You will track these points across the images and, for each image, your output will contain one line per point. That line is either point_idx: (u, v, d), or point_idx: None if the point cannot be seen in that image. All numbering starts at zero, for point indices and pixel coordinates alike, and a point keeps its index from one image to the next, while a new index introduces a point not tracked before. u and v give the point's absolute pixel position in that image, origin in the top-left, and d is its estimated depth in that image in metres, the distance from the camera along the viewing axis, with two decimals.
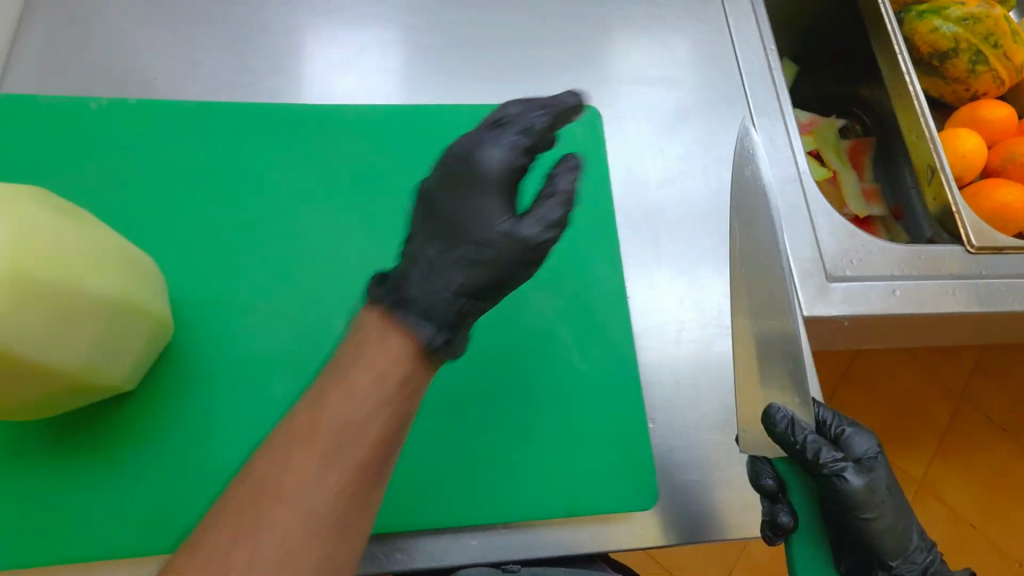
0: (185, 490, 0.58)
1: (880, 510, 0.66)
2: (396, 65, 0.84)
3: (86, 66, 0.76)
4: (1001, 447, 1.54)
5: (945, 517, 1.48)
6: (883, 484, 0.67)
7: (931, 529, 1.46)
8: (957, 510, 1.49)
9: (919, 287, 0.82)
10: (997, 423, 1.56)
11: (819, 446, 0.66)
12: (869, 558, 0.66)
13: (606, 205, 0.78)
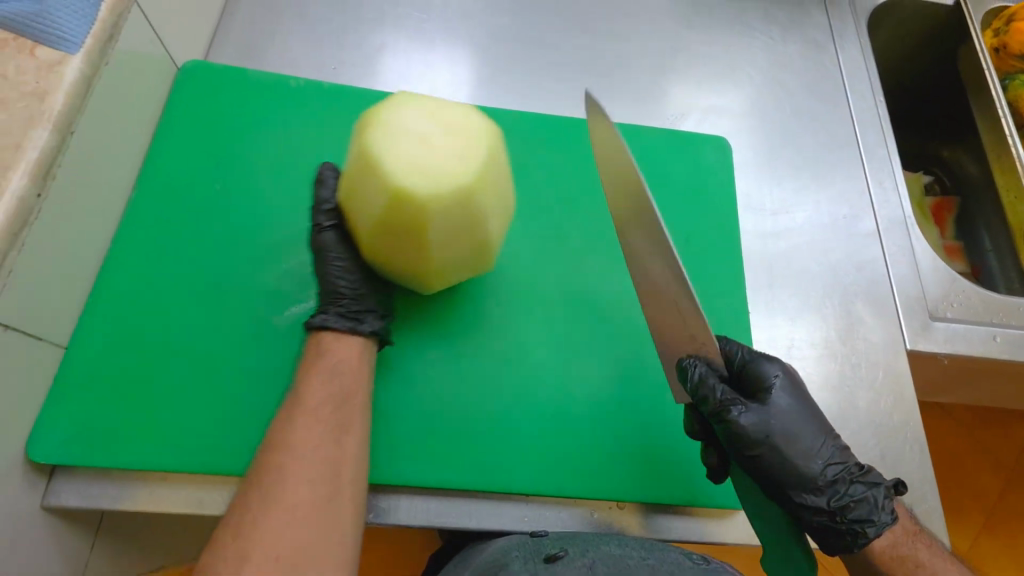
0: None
1: (777, 436, 0.61)
2: (538, 79, 0.93)
3: (280, 51, 0.87)
4: None
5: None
6: (773, 407, 0.62)
7: None
8: None
9: (1019, 337, 0.84)
10: None
11: (707, 384, 0.61)
12: (785, 495, 0.61)
13: (732, 225, 0.80)
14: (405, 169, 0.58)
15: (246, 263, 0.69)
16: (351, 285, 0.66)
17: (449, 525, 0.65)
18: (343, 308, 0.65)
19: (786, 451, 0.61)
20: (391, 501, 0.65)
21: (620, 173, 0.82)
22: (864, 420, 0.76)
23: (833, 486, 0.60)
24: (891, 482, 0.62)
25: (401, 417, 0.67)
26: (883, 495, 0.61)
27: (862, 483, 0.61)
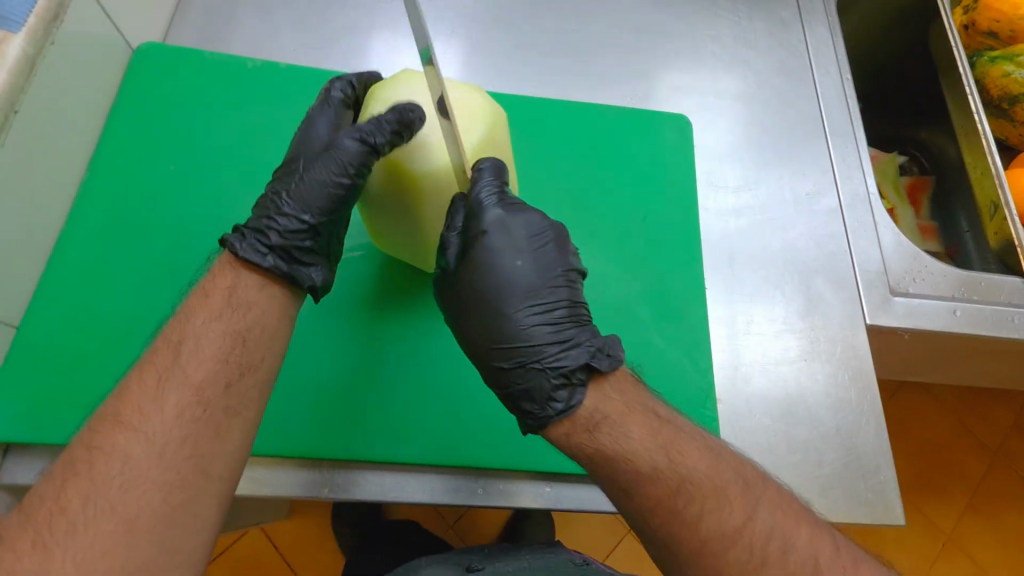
0: (304, 405, 0.67)
1: (489, 313, 0.59)
2: (500, 58, 0.93)
3: (239, 33, 0.87)
4: None
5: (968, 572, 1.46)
6: (496, 283, 0.59)
7: None
8: (981, 565, 1.47)
9: (980, 310, 0.85)
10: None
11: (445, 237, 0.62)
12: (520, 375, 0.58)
13: (691, 202, 0.78)
14: (411, 152, 0.60)
15: (201, 243, 0.69)
16: (325, 203, 0.60)
17: (404, 499, 0.66)
18: (294, 214, 0.60)
19: (511, 336, 0.58)
20: (347, 476, 0.66)
21: (579, 152, 0.79)
22: (821, 392, 0.77)
23: (513, 362, 0.58)
24: (570, 373, 0.56)
25: (353, 391, 0.69)
26: (551, 383, 0.57)
27: (529, 365, 0.58)
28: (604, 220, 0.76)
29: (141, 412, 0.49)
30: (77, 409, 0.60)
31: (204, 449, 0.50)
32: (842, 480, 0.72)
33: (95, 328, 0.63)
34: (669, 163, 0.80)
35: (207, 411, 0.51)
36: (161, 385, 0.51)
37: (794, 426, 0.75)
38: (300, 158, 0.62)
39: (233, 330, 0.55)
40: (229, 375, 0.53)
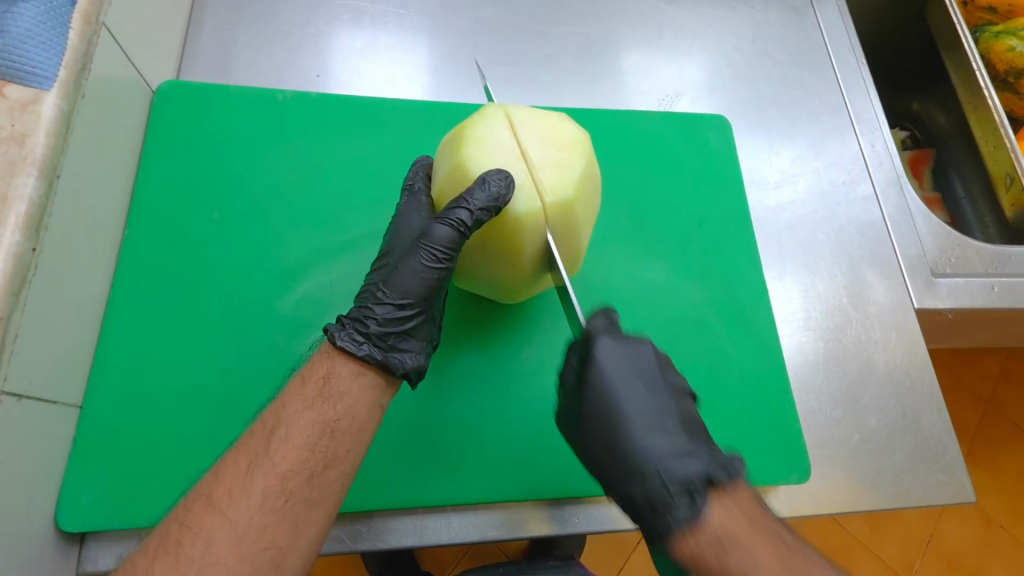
0: (382, 451, 0.63)
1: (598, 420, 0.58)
2: (527, 68, 0.90)
3: (256, 62, 0.82)
4: None
5: (977, 520, 1.53)
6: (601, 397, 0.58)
7: (963, 532, 1.51)
8: (990, 514, 1.54)
9: (1014, 284, 0.87)
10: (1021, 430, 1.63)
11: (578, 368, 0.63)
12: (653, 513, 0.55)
13: (742, 205, 0.80)
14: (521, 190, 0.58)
15: (256, 291, 0.66)
16: (421, 288, 0.58)
17: (500, 535, 0.63)
18: (391, 299, 0.58)
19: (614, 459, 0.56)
20: (439, 520, 0.63)
21: (627, 162, 0.80)
22: (880, 381, 0.78)
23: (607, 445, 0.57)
24: (692, 484, 0.52)
25: (427, 432, 0.65)
26: None
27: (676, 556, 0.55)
28: (660, 228, 0.78)
29: (232, 493, 0.46)
30: (159, 483, 0.58)
31: (285, 539, 0.46)
32: (911, 466, 0.74)
33: (164, 396, 0.61)
34: (716, 167, 0.82)
35: (288, 501, 0.47)
36: (250, 469, 0.47)
37: (861, 416, 0.76)
38: (395, 249, 0.61)
39: (324, 419, 0.50)
40: (314, 463, 0.48)
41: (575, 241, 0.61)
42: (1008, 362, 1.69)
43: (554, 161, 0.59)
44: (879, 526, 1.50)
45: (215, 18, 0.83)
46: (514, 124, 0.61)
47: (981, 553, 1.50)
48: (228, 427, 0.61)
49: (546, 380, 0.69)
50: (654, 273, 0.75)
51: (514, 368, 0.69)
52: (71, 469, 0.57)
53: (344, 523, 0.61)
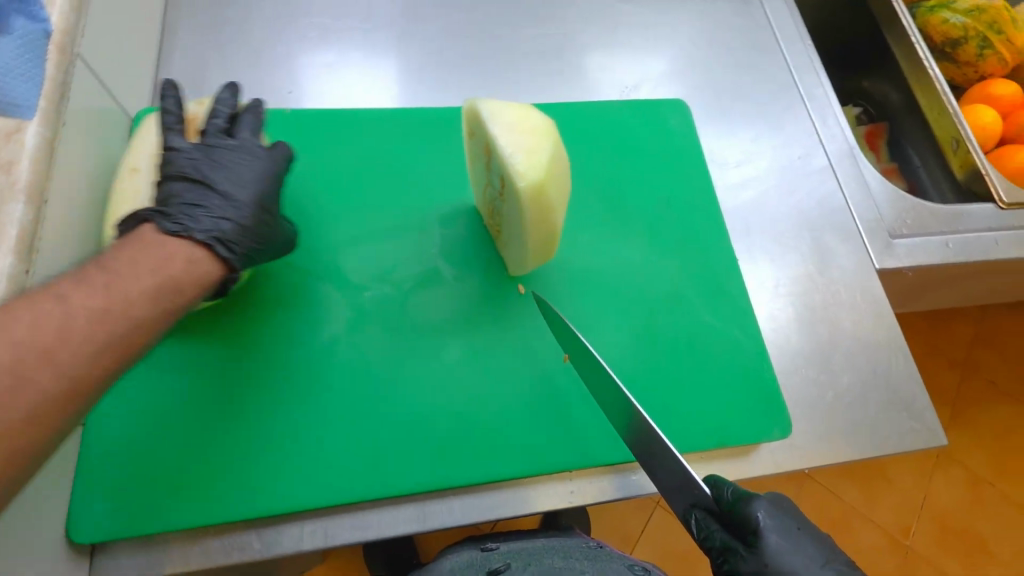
0: (380, 442, 0.66)
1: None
2: (492, 71, 0.94)
3: (228, 82, 0.85)
4: (1007, 408, 1.67)
5: (964, 479, 1.59)
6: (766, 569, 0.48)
7: (952, 490, 1.57)
8: (976, 471, 1.60)
9: (965, 240, 0.94)
10: (998, 386, 1.70)
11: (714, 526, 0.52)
12: None
13: (704, 182, 0.85)
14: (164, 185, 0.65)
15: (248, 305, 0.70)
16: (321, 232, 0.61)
17: (501, 514, 0.66)
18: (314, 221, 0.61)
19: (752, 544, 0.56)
20: (441, 505, 0.65)
21: (594, 151, 0.84)
22: (851, 339, 0.82)
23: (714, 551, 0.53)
24: None
25: (424, 427, 0.67)
26: None
27: None
28: (631, 210, 0.81)
29: None
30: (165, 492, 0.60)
31: None
32: (887, 415, 0.78)
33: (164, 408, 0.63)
34: (676, 148, 0.86)
35: None
36: None
37: (836, 374, 0.80)
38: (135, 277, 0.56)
39: None
40: None
41: (552, 217, 0.62)
42: (978, 324, 1.76)
43: (524, 146, 0.59)
44: (871, 493, 1.55)
45: (186, 44, 0.86)
46: (483, 115, 0.61)
47: (969, 511, 1.55)
48: (229, 434, 0.63)
49: (540, 366, 0.72)
50: (627, 254, 0.79)
51: (503, 358, 0.71)
52: (80, 486, 0.59)
53: (349, 516, 0.63)
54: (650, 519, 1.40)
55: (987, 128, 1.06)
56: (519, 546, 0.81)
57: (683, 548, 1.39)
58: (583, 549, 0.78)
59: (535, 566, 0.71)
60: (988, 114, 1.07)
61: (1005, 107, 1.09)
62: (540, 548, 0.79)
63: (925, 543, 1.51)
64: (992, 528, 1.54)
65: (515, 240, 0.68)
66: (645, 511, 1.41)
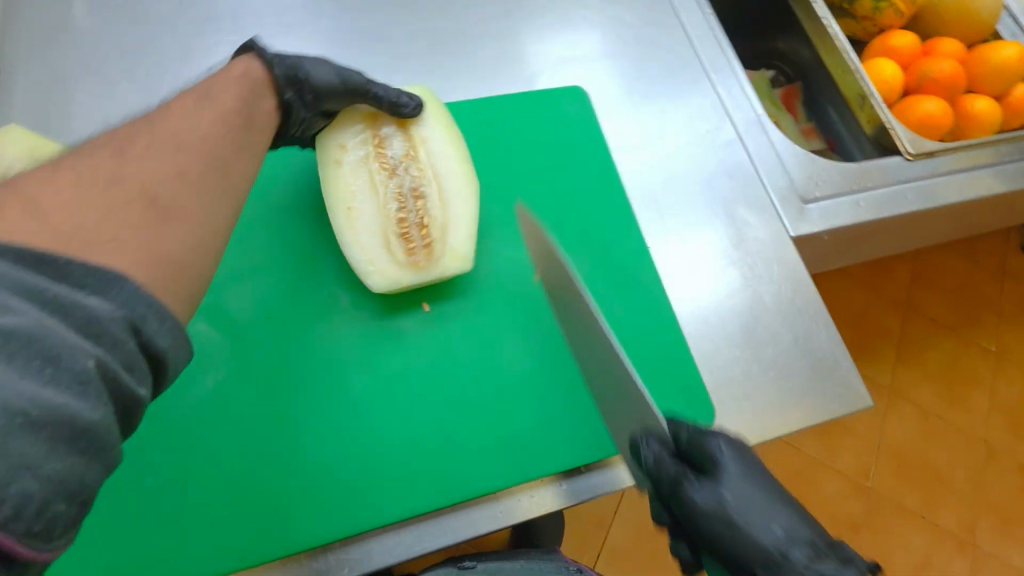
0: (309, 490, 0.64)
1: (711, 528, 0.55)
2: (381, 75, 0.89)
3: (83, 120, 0.77)
4: (946, 343, 1.73)
5: (914, 415, 1.64)
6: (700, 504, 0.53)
7: (904, 428, 1.62)
8: (924, 406, 1.66)
9: (876, 196, 0.94)
10: (936, 323, 1.75)
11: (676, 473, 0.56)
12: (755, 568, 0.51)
13: (610, 169, 0.82)
14: None
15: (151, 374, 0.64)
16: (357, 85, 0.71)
17: (425, 548, 0.64)
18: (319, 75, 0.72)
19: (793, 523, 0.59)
20: (360, 550, 0.64)
21: (492, 150, 0.80)
22: (774, 311, 0.82)
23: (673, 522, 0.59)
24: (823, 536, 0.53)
25: (369, 461, 0.65)
26: None
27: None
28: (537, 209, 0.78)
29: None
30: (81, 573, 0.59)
31: None
32: (817, 382, 0.78)
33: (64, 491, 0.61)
34: (578, 137, 0.83)
35: None
36: None
37: (761, 347, 0.79)
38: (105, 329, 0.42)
39: None
40: None
41: (450, 144, 0.75)
42: (915, 264, 1.81)
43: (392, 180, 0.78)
44: (830, 443, 1.58)
45: (30, 82, 0.78)
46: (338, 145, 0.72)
47: (922, 446, 1.61)
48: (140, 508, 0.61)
49: (471, 377, 0.70)
50: (534, 256, 0.76)
51: (430, 377, 0.69)
52: None
53: (265, 575, 0.61)
54: (621, 501, 1.40)
55: (890, 82, 1.07)
56: (493, 566, 0.79)
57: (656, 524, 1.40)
58: (560, 571, 0.76)
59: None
60: (889, 67, 1.07)
61: (905, 58, 1.09)
62: (515, 571, 0.77)
63: (883, 483, 1.56)
64: (943, 459, 1.60)
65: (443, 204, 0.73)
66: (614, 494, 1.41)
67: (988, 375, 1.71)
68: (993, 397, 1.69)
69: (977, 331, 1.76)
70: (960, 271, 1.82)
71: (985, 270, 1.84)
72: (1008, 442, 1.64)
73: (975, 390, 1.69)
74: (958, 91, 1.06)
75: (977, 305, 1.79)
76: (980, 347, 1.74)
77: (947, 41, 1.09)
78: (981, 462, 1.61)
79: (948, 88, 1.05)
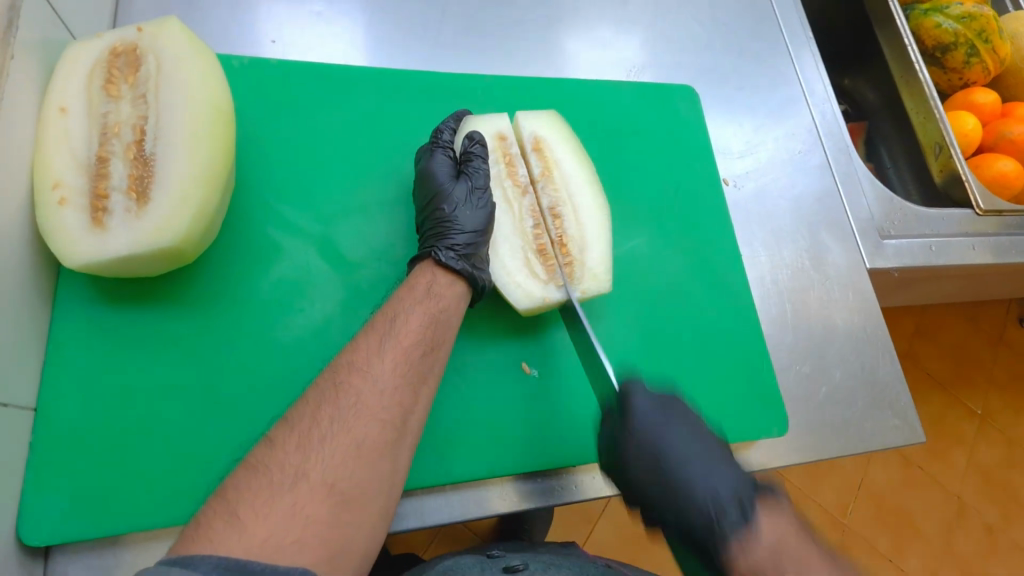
0: None
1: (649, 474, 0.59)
2: (494, 38, 0.88)
3: (202, 26, 0.76)
4: (942, 399, 1.79)
5: (899, 462, 1.69)
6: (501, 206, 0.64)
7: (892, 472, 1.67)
8: (911, 455, 1.71)
9: (946, 244, 0.97)
10: (934, 377, 1.81)
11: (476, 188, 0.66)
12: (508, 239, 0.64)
13: (713, 172, 0.83)
14: (112, 52, 0.53)
15: (251, 286, 0.61)
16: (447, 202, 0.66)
17: (496, 510, 0.63)
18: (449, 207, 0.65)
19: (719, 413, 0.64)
20: (439, 499, 0.62)
21: (605, 132, 0.80)
22: (843, 336, 0.84)
23: None
24: None
25: (462, 418, 0.64)
26: None
27: None
28: (642, 198, 0.79)
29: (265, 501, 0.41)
30: (144, 485, 0.53)
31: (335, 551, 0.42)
32: (876, 411, 0.81)
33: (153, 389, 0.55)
34: (687, 135, 0.83)
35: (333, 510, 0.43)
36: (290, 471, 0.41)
37: (829, 370, 0.81)
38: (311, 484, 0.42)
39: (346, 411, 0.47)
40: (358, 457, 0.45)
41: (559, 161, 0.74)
42: (921, 318, 1.86)
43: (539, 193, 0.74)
44: (819, 475, 1.63)
45: None
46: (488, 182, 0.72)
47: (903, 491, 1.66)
48: (228, 420, 0.56)
49: (569, 352, 0.70)
50: (637, 244, 0.76)
51: (530, 345, 0.69)
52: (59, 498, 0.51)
53: None
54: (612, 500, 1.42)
55: (969, 135, 1.09)
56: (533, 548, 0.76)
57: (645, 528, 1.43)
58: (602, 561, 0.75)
59: (556, 569, 0.68)
60: (970, 121, 1.09)
61: (985, 116, 1.12)
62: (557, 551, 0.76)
63: (861, 521, 1.60)
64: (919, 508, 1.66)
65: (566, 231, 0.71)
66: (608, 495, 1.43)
67: (973, 435, 1.77)
68: (974, 458, 1.75)
69: (973, 393, 1.82)
70: (967, 332, 1.88)
71: (989, 336, 1.90)
72: (982, 502, 1.71)
73: (959, 447, 1.75)
74: None
75: (976, 369, 1.85)
76: (968, 408, 1.80)
77: None
78: (953, 517, 1.67)
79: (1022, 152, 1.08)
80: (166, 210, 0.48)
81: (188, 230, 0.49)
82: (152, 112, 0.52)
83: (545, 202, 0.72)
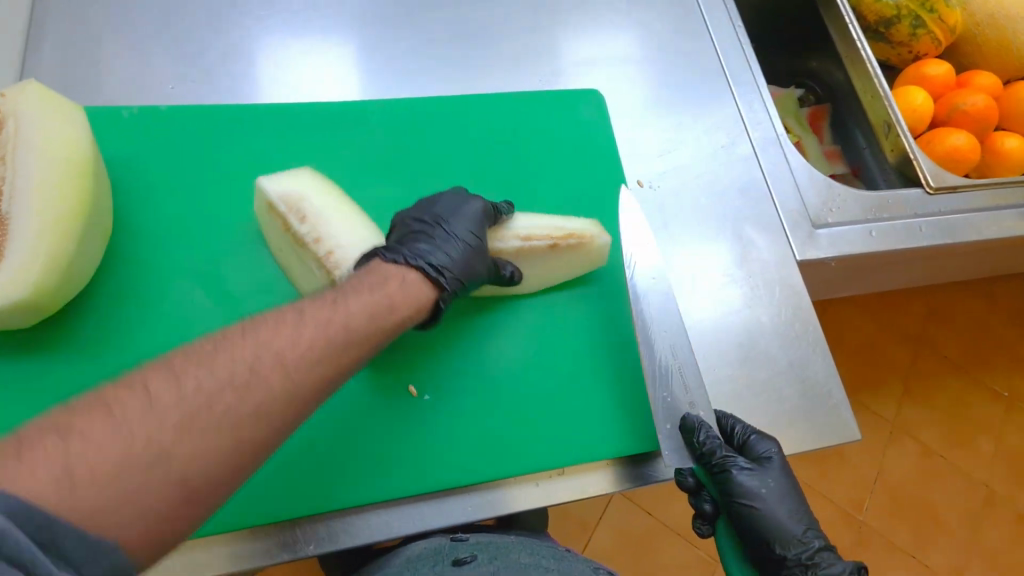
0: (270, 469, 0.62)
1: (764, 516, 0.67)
2: (400, 62, 0.89)
3: (105, 81, 0.79)
4: (961, 383, 1.65)
5: (918, 452, 1.55)
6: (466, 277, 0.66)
7: (907, 467, 1.53)
8: (929, 444, 1.57)
9: (890, 227, 0.92)
10: (952, 360, 1.68)
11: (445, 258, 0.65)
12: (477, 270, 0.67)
13: (618, 175, 0.82)
14: None
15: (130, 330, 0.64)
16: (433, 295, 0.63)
17: (386, 535, 0.63)
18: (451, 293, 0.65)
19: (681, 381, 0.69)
20: (326, 529, 0.62)
21: (503, 146, 0.81)
22: (770, 334, 0.81)
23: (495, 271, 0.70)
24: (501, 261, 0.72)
25: (343, 447, 0.65)
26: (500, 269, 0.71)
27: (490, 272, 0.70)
28: (541, 210, 0.79)
29: None
30: None
31: None
32: (805, 410, 0.77)
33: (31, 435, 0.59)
34: (589, 141, 0.83)
35: None
36: None
37: (754, 370, 0.79)
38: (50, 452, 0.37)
39: None
40: None
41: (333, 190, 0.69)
42: (933, 300, 1.74)
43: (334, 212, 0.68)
44: (828, 471, 1.50)
45: (55, 39, 0.79)
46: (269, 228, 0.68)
47: (925, 484, 1.52)
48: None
49: (457, 372, 0.70)
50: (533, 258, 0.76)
51: (416, 369, 0.70)
52: None
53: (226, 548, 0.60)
54: (609, 502, 1.40)
55: (919, 110, 1.04)
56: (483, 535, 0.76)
57: (640, 533, 1.39)
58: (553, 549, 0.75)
59: (501, 559, 0.68)
60: (918, 94, 1.04)
61: (937, 88, 1.06)
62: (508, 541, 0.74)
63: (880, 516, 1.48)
64: (946, 503, 1.51)
65: (381, 252, 0.68)
66: (602, 499, 1.41)
67: (999, 419, 1.63)
68: (1002, 446, 1.60)
69: (997, 375, 1.68)
70: (981, 310, 1.75)
71: (1003, 312, 1.78)
72: (1012, 488, 1.56)
73: (983, 433, 1.60)
74: (988, 128, 1.03)
75: (993, 350, 1.70)
76: (994, 390, 1.66)
77: (984, 75, 1.06)
78: (983, 507, 1.52)
79: (978, 123, 1.02)
80: (18, 262, 0.51)
81: (38, 282, 0.51)
82: (8, 170, 0.54)
83: (512, 246, 0.73)
